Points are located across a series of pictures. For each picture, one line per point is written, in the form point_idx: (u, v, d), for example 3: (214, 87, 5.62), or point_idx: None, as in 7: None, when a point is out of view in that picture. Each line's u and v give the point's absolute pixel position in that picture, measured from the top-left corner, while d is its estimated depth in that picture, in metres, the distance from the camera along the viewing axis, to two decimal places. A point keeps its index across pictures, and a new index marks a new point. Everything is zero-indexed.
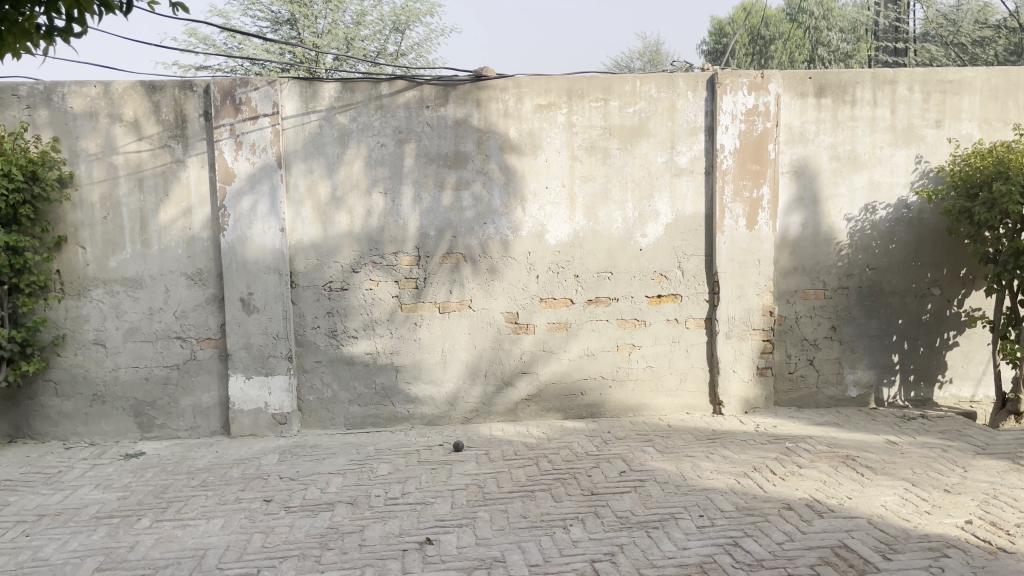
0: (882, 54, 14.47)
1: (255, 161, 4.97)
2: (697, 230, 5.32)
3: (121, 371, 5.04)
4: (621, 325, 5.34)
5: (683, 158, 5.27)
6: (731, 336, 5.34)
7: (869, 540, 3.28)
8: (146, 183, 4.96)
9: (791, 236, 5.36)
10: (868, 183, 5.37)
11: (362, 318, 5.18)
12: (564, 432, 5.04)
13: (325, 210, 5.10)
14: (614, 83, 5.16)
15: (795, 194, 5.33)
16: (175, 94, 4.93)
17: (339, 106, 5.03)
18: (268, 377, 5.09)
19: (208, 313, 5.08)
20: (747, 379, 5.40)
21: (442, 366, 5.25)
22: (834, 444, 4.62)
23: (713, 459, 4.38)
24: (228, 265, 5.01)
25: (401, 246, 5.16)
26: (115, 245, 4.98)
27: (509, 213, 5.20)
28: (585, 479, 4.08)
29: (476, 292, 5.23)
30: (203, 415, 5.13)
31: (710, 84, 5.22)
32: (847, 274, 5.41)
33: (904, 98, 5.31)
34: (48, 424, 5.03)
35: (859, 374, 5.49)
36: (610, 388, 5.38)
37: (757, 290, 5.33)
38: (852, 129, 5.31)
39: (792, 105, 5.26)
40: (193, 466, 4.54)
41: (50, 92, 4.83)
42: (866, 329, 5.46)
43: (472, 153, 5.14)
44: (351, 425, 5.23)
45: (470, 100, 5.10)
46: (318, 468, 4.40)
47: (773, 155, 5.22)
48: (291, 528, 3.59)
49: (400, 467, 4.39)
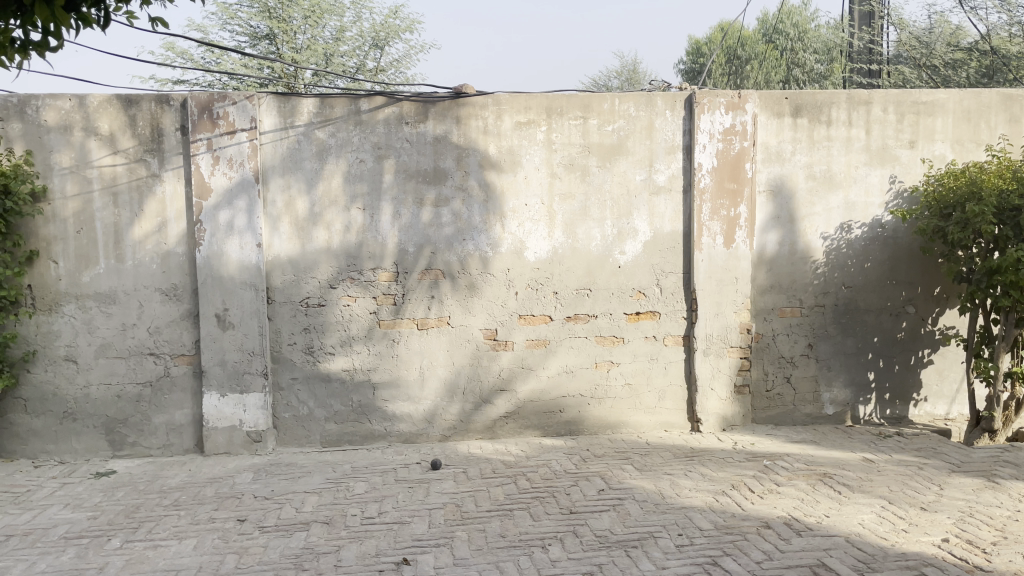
0: (857, 76, 14.70)
1: (232, 176, 4.93)
2: (675, 248, 5.34)
3: (92, 388, 4.95)
4: (600, 342, 5.34)
5: (661, 176, 5.30)
6: (709, 354, 5.36)
7: (847, 558, 3.28)
8: (120, 197, 4.91)
9: (768, 254, 5.40)
10: (843, 202, 5.43)
11: (340, 334, 5.13)
12: (542, 449, 5.02)
13: (303, 226, 5.06)
14: (593, 102, 5.19)
15: (772, 212, 5.38)
16: (151, 108, 4.89)
17: (318, 122, 5.01)
18: (243, 394, 5.03)
19: (182, 329, 5.01)
20: (725, 397, 5.41)
21: (420, 383, 5.22)
22: (812, 462, 4.63)
23: (692, 477, 4.38)
24: (204, 281, 4.96)
25: (379, 262, 5.13)
26: (88, 260, 4.91)
27: (489, 230, 5.19)
28: (564, 498, 4.06)
29: (455, 309, 5.20)
30: (177, 433, 5.05)
31: (688, 103, 5.26)
32: (824, 292, 5.45)
33: (878, 119, 5.39)
34: (16, 442, 4.93)
35: (836, 392, 5.53)
36: (589, 406, 5.37)
37: (735, 308, 5.35)
38: (827, 148, 5.37)
39: (768, 125, 5.31)
40: (166, 485, 4.46)
41: (24, 104, 4.77)
42: (842, 347, 5.50)
43: (452, 170, 5.14)
44: (328, 443, 5.17)
45: (450, 116, 5.10)
46: (293, 487, 4.34)
47: (750, 174, 5.27)
48: (265, 548, 3.53)
49: (377, 485, 4.35)
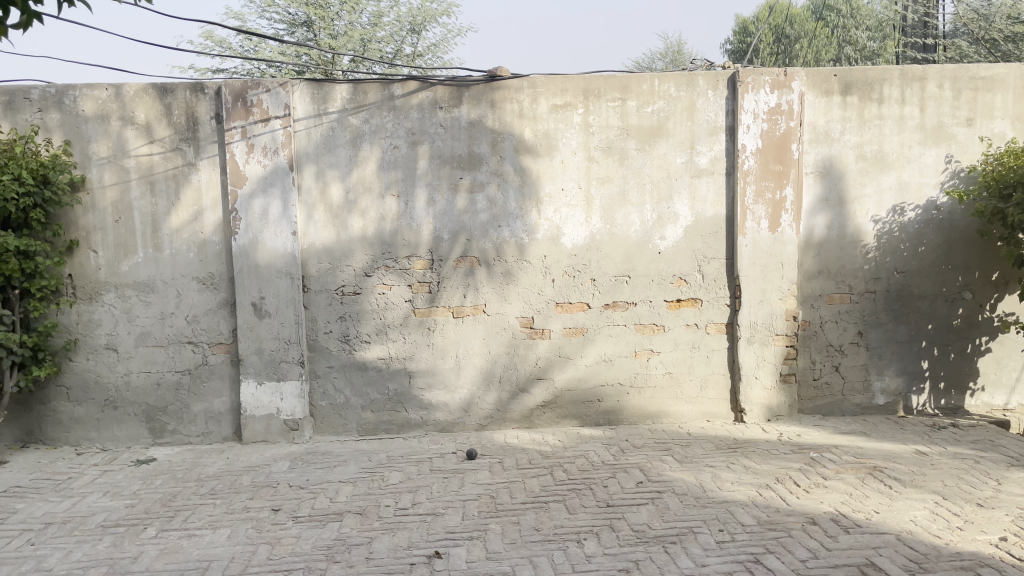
0: (911, 51, 14.17)
1: (267, 163, 4.91)
2: (718, 232, 5.18)
3: (132, 376, 4.99)
4: (640, 330, 5.21)
5: (703, 159, 5.13)
6: (753, 342, 5.19)
7: (898, 558, 3.13)
8: (157, 186, 4.92)
9: (816, 239, 5.20)
10: (896, 183, 5.19)
11: (375, 323, 5.09)
12: (580, 440, 4.92)
13: (337, 214, 5.02)
14: (632, 83, 5.04)
15: (820, 195, 5.17)
16: (186, 96, 4.88)
17: (352, 108, 4.96)
18: (280, 382, 5.02)
19: (220, 318, 5.02)
20: (771, 386, 5.24)
21: (456, 372, 5.16)
22: (861, 455, 4.45)
23: (734, 470, 4.24)
24: (240, 269, 4.95)
25: (414, 250, 5.07)
26: (127, 249, 4.94)
27: (525, 216, 5.09)
28: (601, 490, 3.96)
29: (491, 296, 5.12)
30: (215, 421, 5.07)
31: (731, 82, 5.08)
32: (874, 277, 5.24)
33: (933, 95, 5.14)
34: (60, 429, 4.99)
35: (887, 381, 5.31)
36: (628, 395, 5.25)
37: (780, 295, 5.17)
38: (879, 127, 5.14)
39: (816, 104, 5.10)
40: (203, 473, 4.48)
41: (62, 95, 4.80)
42: (894, 335, 5.28)
43: (487, 155, 5.04)
44: (364, 432, 5.15)
45: (485, 100, 5.00)
46: (328, 476, 4.32)
47: (796, 155, 5.07)
48: (298, 539, 3.50)
49: (412, 475, 4.30)
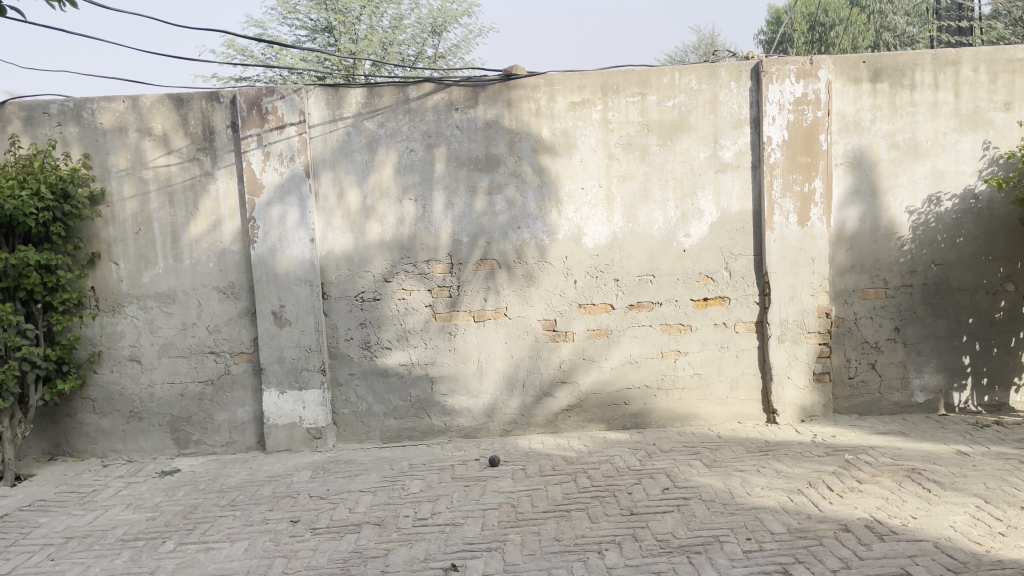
0: (949, 35, 13.72)
1: (283, 171, 4.87)
2: (744, 228, 5.03)
3: (156, 387, 5.00)
4: (666, 330, 5.08)
5: (727, 153, 4.98)
6: (785, 340, 5.02)
7: (935, 567, 2.96)
8: (176, 197, 4.92)
9: (848, 232, 5.01)
10: (931, 172, 4.99)
11: (396, 328, 5.03)
12: (606, 444, 4.81)
13: (355, 220, 4.97)
14: (651, 77, 4.91)
15: (851, 186, 4.98)
16: (202, 106, 4.87)
17: (367, 112, 4.91)
18: (302, 390, 4.99)
19: (241, 327, 5.01)
20: (803, 386, 5.07)
21: (479, 377, 5.07)
22: (899, 456, 4.27)
23: (765, 474, 4.09)
24: (259, 278, 4.92)
25: (433, 254, 5.00)
26: (147, 261, 4.95)
27: (545, 216, 4.99)
28: (625, 497, 3.85)
29: (512, 299, 5.03)
30: (239, 430, 5.06)
31: (755, 73, 4.93)
32: (911, 271, 5.04)
33: (968, 80, 4.93)
34: (86, 441, 5.02)
35: (927, 378, 5.10)
36: (656, 397, 5.12)
37: (812, 291, 5.00)
38: (911, 114, 4.94)
39: (844, 92, 4.92)
40: (226, 484, 4.45)
41: (80, 108, 4.82)
42: (933, 330, 5.07)
43: (504, 156, 4.95)
44: (387, 439, 5.09)
45: (501, 100, 4.91)
46: (349, 485, 4.26)
47: (825, 146, 4.89)
48: (314, 551, 3.45)
49: (432, 484, 4.22)
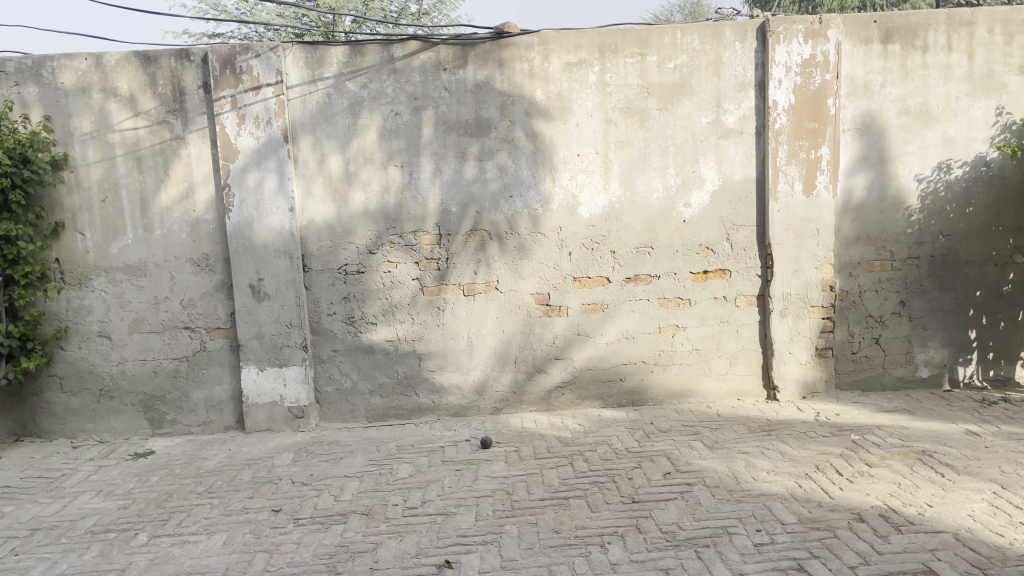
0: None
1: (260, 135, 4.57)
2: (747, 197, 4.80)
3: (128, 365, 4.74)
4: (664, 304, 4.87)
5: (730, 118, 4.73)
6: (787, 314, 4.83)
7: (958, 563, 2.79)
8: (144, 162, 4.60)
9: (855, 201, 4.80)
10: (942, 138, 4.77)
11: (382, 302, 4.78)
12: (602, 423, 4.62)
13: (337, 187, 4.69)
14: (651, 36, 4.63)
15: (859, 153, 4.76)
16: (171, 64, 4.54)
17: (349, 72, 4.60)
18: (283, 368, 4.74)
19: (217, 301, 4.74)
20: (805, 362, 4.89)
21: (469, 353, 4.85)
22: (908, 437, 4.10)
23: (770, 457, 3.92)
24: (236, 249, 4.64)
25: (420, 224, 4.73)
26: (115, 231, 4.64)
27: (538, 184, 4.73)
28: (626, 483, 3.66)
29: (504, 272, 4.79)
30: (217, 409, 4.81)
31: (761, 32, 4.66)
32: (918, 242, 4.84)
33: (983, 41, 4.69)
34: (55, 421, 4.76)
35: (932, 353, 4.94)
36: (653, 373, 4.92)
37: (816, 263, 4.80)
38: (923, 78, 4.70)
39: (854, 54, 4.67)
40: (202, 468, 4.22)
41: (39, 66, 4.47)
42: (939, 303, 4.89)
43: (496, 120, 4.67)
44: (373, 418, 4.87)
45: (492, 60, 4.62)
46: (333, 470, 4.04)
47: (833, 111, 4.65)
48: (297, 545, 3.23)
49: (422, 468, 4.01)
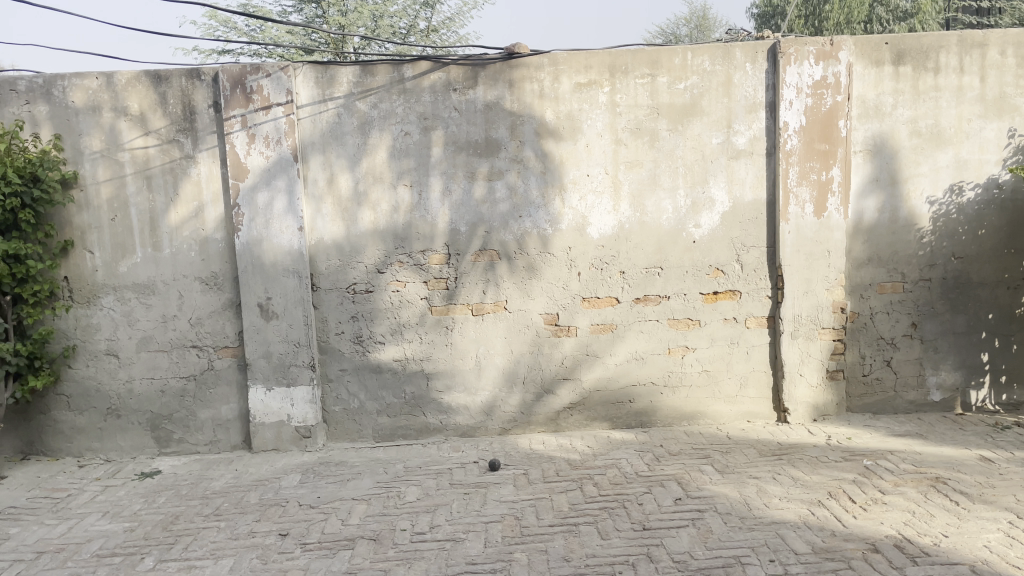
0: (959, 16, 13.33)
1: (269, 154, 4.57)
2: (758, 218, 4.78)
3: (135, 383, 4.72)
4: (673, 325, 4.84)
5: (741, 139, 4.71)
6: (798, 336, 4.80)
7: None
8: (154, 181, 4.61)
9: (866, 223, 4.77)
10: (953, 160, 4.74)
11: (390, 322, 4.76)
12: (611, 445, 4.59)
13: (347, 206, 4.68)
14: (662, 57, 4.62)
15: (871, 175, 4.73)
16: (182, 83, 4.55)
17: (359, 92, 4.60)
18: (290, 387, 4.72)
19: (225, 320, 4.73)
20: (816, 384, 4.85)
21: (477, 373, 4.82)
22: (921, 463, 4.06)
23: (781, 483, 3.88)
24: (244, 268, 4.63)
25: (429, 243, 4.72)
26: (124, 249, 4.64)
27: (547, 204, 4.72)
28: (637, 509, 3.62)
29: (513, 292, 4.77)
30: (224, 428, 4.79)
31: (772, 54, 4.65)
32: (930, 264, 4.81)
33: (995, 63, 4.67)
34: (62, 439, 4.74)
35: (943, 377, 4.90)
36: (662, 395, 4.89)
37: (827, 285, 4.77)
38: (935, 100, 4.69)
39: (865, 75, 4.65)
40: (209, 489, 4.19)
41: (50, 85, 4.48)
42: (951, 326, 4.86)
43: (505, 140, 4.66)
44: (380, 438, 4.84)
45: (502, 80, 4.62)
46: (341, 493, 4.01)
47: (844, 133, 4.63)
48: (305, 572, 3.20)
49: (430, 491, 3.98)
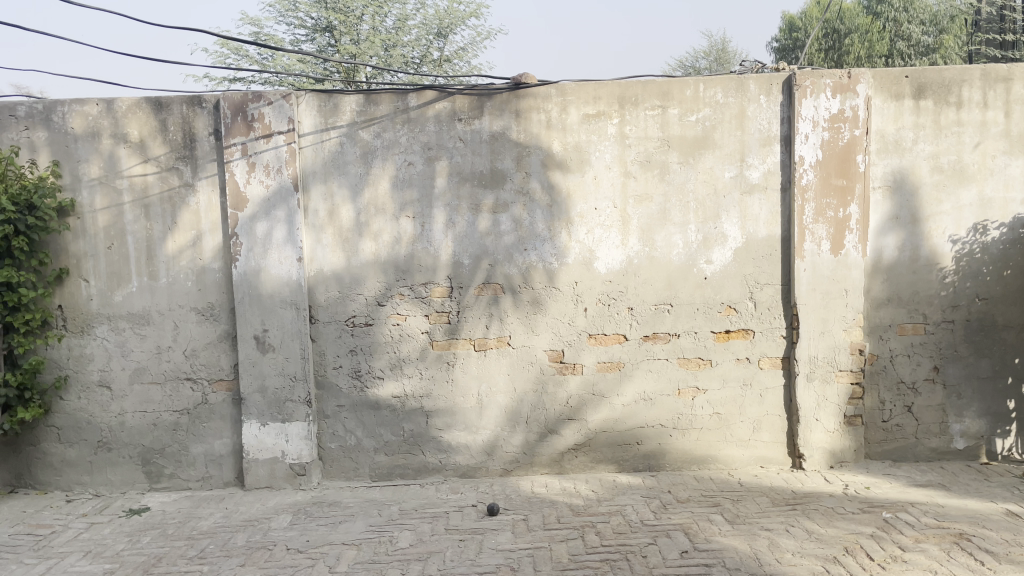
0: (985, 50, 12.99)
1: (269, 183, 4.47)
2: (772, 255, 4.60)
3: (127, 416, 4.59)
4: (683, 365, 4.66)
5: (755, 173, 4.56)
6: (813, 379, 4.60)
7: None
8: (152, 209, 4.51)
9: (885, 261, 4.58)
10: (977, 198, 4.56)
11: (389, 357, 4.62)
12: (617, 490, 4.39)
13: (348, 237, 4.56)
14: (673, 88, 4.49)
15: (890, 212, 4.55)
16: (183, 111, 4.47)
17: (362, 121, 4.50)
18: (285, 423, 4.57)
19: (221, 352, 4.60)
20: (833, 429, 4.63)
21: (478, 412, 4.66)
22: (944, 517, 3.83)
23: (795, 536, 3.66)
24: (241, 299, 4.51)
25: (431, 276, 4.58)
26: (120, 278, 4.54)
27: (554, 238, 4.57)
28: (640, 562, 3.42)
29: (517, 327, 4.62)
30: (216, 464, 4.64)
31: (787, 86, 4.51)
32: (952, 305, 4.61)
33: (1021, 98, 4.50)
34: (51, 473, 4.61)
35: (967, 424, 4.67)
36: (671, 438, 4.70)
37: (844, 325, 4.57)
38: (957, 135, 4.52)
39: (884, 109, 4.50)
40: (196, 529, 4.04)
41: (50, 111, 4.43)
42: (975, 370, 4.64)
43: (511, 171, 4.54)
44: (378, 477, 4.67)
45: (509, 110, 4.50)
46: (331, 536, 3.84)
47: (863, 168, 4.46)
48: None
49: (424, 537, 3.80)
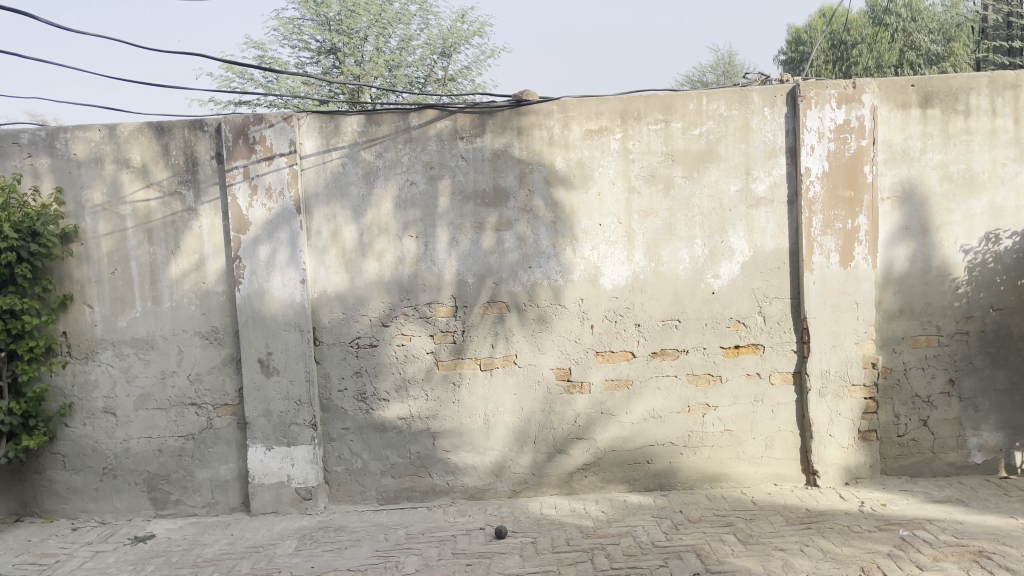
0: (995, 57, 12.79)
1: (272, 206, 4.45)
2: (780, 268, 4.54)
3: (132, 443, 4.57)
4: (692, 381, 4.59)
5: (760, 185, 4.51)
6: (826, 394, 4.52)
7: None
8: (155, 234, 4.50)
9: (896, 273, 4.51)
10: (988, 207, 4.48)
11: (395, 378, 4.57)
12: (627, 511, 4.31)
13: (351, 258, 4.53)
14: (676, 102, 4.46)
15: (900, 223, 4.48)
16: (185, 135, 4.47)
17: (364, 141, 4.49)
18: (291, 446, 4.53)
19: (225, 376, 4.57)
20: (848, 445, 4.54)
21: (485, 432, 4.60)
22: (963, 534, 3.73)
23: (810, 556, 3.57)
24: (245, 322, 4.48)
25: (436, 296, 4.54)
26: (124, 304, 4.53)
27: (558, 255, 4.53)
28: None
29: (524, 346, 4.57)
30: (222, 489, 4.60)
31: (791, 98, 4.46)
32: (966, 316, 4.52)
33: None
34: (56, 501, 4.58)
35: (985, 437, 4.56)
36: (682, 456, 4.62)
37: (856, 338, 4.49)
38: (966, 143, 4.45)
39: (891, 119, 4.44)
40: (201, 557, 3.99)
41: (53, 138, 4.44)
42: (992, 383, 4.54)
43: (514, 188, 4.50)
44: (384, 501, 4.61)
45: (511, 128, 4.48)
46: (336, 562, 3.79)
47: (870, 178, 4.40)
48: None
49: (430, 562, 3.74)
